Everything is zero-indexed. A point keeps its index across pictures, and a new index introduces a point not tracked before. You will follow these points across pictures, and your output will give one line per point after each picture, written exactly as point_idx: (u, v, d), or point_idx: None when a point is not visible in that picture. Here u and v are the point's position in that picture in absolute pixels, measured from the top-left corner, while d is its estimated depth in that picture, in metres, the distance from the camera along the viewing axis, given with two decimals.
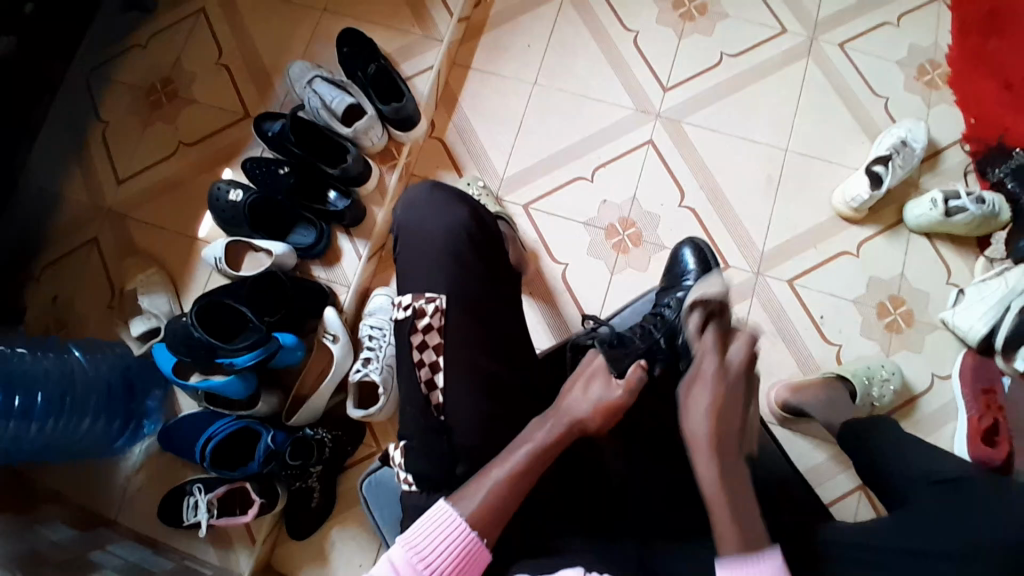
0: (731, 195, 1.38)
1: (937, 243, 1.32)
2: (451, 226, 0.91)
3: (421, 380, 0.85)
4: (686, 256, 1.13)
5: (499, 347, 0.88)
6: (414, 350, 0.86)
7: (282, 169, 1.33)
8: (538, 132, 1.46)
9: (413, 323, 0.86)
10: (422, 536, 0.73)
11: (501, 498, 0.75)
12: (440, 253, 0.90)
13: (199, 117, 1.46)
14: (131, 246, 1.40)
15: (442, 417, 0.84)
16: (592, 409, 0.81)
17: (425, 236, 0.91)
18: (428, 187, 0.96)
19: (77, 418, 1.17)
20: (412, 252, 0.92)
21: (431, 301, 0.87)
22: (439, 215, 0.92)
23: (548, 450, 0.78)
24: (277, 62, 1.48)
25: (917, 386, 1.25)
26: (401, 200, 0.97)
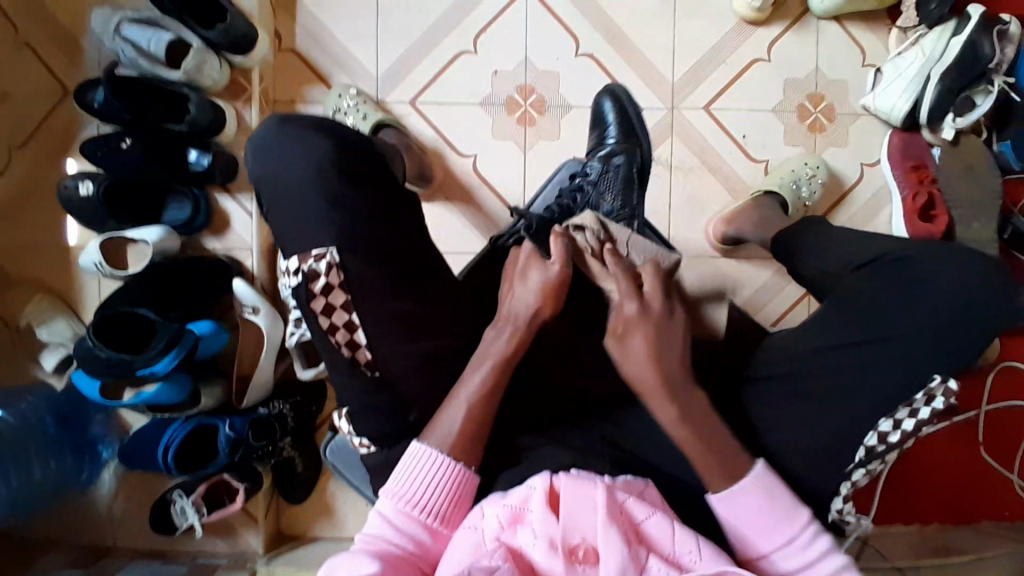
0: (627, 27, 1.24)
1: (847, 23, 1.22)
2: (314, 164, 0.78)
3: (340, 343, 0.78)
4: (606, 109, 1.09)
5: (414, 287, 0.81)
6: (321, 316, 0.78)
7: (123, 143, 1.12)
8: (400, 13, 1.26)
9: (308, 289, 0.77)
10: (407, 484, 0.75)
11: (470, 421, 0.76)
12: (312, 207, 0.77)
13: (14, 111, 1.23)
14: (6, 276, 1.25)
15: (377, 373, 0.79)
16: (537, 298, 0.81)
17: (290, 190, 0.78)
18: (277, 122, 0.81)
19: (26, 468, 1.12)
20: (280, 214, 0.79)
21: (320, 258, 0.77)
22: (296, 160, 0.78)
23: (509, 359, 0.79)
24: (70, 14, 1.22)
25: (848, 178, 1.23)
26: (251, 146, 0.82)
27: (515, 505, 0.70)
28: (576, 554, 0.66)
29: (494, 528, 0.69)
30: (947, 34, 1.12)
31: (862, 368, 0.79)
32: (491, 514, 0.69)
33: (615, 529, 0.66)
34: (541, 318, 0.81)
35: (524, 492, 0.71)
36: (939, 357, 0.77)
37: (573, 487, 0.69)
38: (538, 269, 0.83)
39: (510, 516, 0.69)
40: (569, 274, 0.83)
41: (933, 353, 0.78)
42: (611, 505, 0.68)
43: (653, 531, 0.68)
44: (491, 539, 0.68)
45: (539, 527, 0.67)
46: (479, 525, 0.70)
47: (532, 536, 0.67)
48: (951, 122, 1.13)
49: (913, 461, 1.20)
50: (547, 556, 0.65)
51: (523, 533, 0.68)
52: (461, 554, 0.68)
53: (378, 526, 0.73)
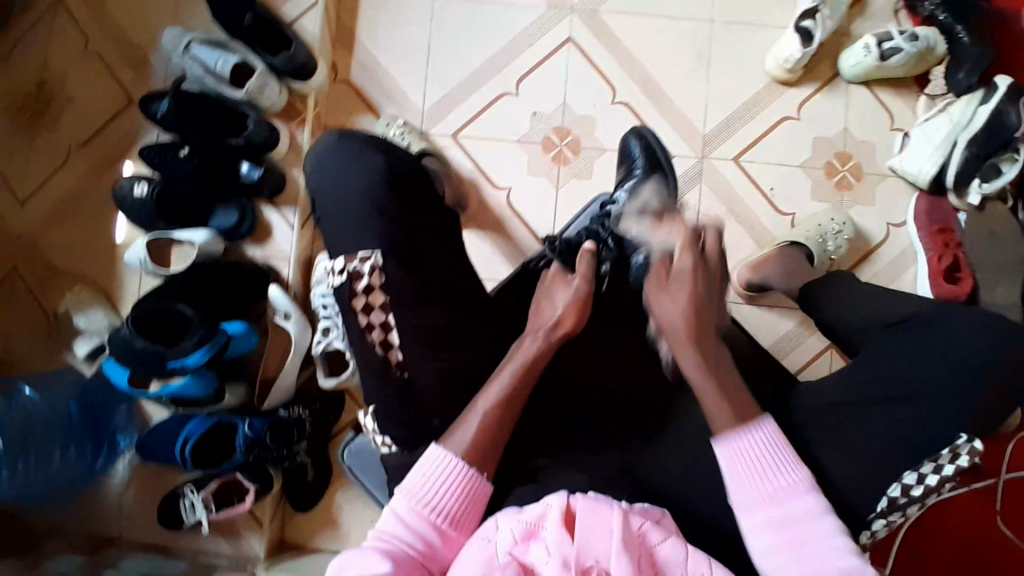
0: (662, 80, 1.31)
1: (876, 90, 1.27)
2: (364, 176, 0.83)
3: (375, 342, 0.81)
4: (632, 147, 1.14)
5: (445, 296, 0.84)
6: (359, 315, 0.81)
7: (180, 151, 1.19)
8: (449, 54, 1.35)
9: (350, 288, 0.80)
10: (422, 484, 0.75)
11: (490, 427, 0.77)
12: (357, 213, 0.82)
13: (85, 113, 1.34)
14: (55, 266, 1.31)
15: (405, 374, 0.81)
16: (563, 307, 0.83)
17: (338, 202, 0.84)
18: (336, 138, 0.87)
19: (45, 454, 1.16)
20: (328, 216, 0.85)
21: (365, 260, 0.80)
22: (347, 174, 0.84)
23: (530, 368, 0.80)
24: (151, 35, 1.34)
25: (874, 236, 1.25)
26: (309, 162, 0.87)
27: (530, 521, 0.68)
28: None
29: (507, 542, 0.67)
30: (974, 102, 1.16)
31: (883, 408, 0.79)
32: (505, 528, 0.67)
33: (629, 554, 0.64)
34: (563, 328, 0.83)
35: (540, 509, 0.68)
36: (961, 404, 0.77)
37: (591, 512, 0.67)
38: (563, 286, 0.85)
39: (524, 532, 0.67)
40: (591, 290, 0.85)
41: (955, 400, 0.78)
42: (627, 532, 0.66)
43: (669, 559, 0.67)
44: (503, 553, 0.66)
45: (554, 545, 0.65)
46: (492, 537, 0.69)
47: (546, 553, 0.65)
48: (977, 187, 1.15)
49: (934, 526, 1.16)
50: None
51: (537, 549, 0.66)
52: (472, 566, 0.67)
53: (390, 525, 0.73)
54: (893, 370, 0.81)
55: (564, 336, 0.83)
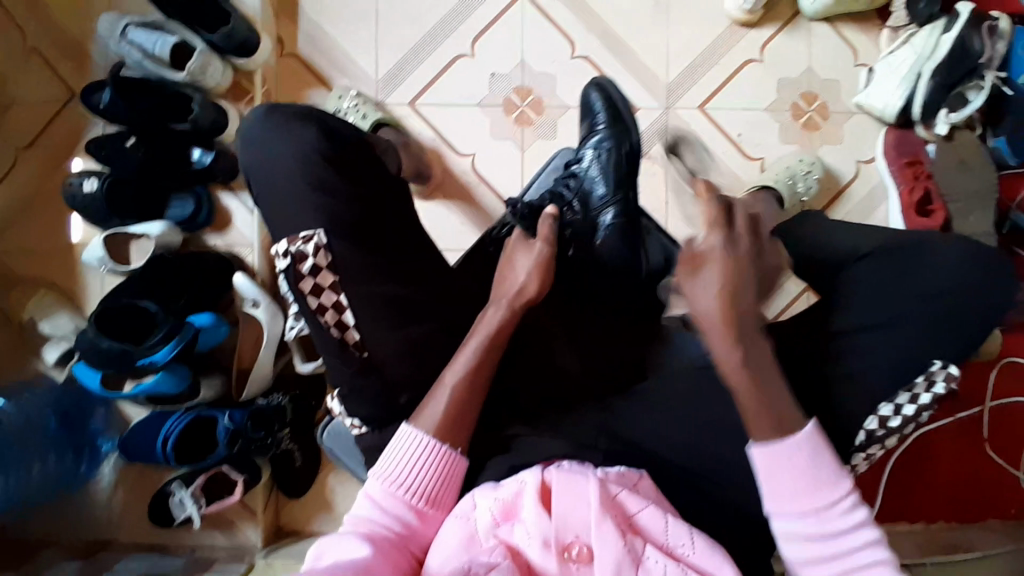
0: (620, 30, 1.27)
1: (838, 25, 1.24)
2: (301, 156, 0.80)
3: (329, 325, 0.80)
4: (593, 99, 1.08)
5: (403, 272, 0.82)
6: (310, 298, 0.79)
7: (127, 141, 1.16)
8: (398, 19, 1.30)
9: (296, 270, 0.78)
10: (396, 465, 0.75)
11: (460, 400, 0.77)
12: (300, 191, 0.79)
13: (23, 110, 1.28)
14: (11, 272, 1.27)
15: (365, 354, 0.80)
16: (527, 274, 0.82)
17: (277, 179, 0.81)
18: (264, 113, 0.83)
19: (24, 464, 1.15)
20: (271, 203, 0.81)
21: (307, 240, 0.78)
22: (282, 149, 0.81)
23: (496, 337, 0.79)
24: (80, 21, 1.27)
25: (844, 174, 1.24)
26: (240, 139, 0.84)
27: (507, 497, 0.68)
28: (569, 552, 0.64)
29: (486, 522, 0.67)
30: (938, 30, 1.13)
31: (853, 349, 0.80)
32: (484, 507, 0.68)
33: (609, 522, 0.64)
34: (528, 293, 0.82)
35: (517, 486, 0.69)
36: (931, 338, 0.77)
37: (567, 483, 0.67)
38: (524, 251, 0.84)
39: (502, 509, 0.67)
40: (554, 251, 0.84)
41: (926, 336, 0.78)
42: (605, 499, 0.66)
43: (645, 523, 0.67)
44: (483, 533, 0.67)
45: (534, 526, 0.65)
46: (471, 515, 0.69)
47: (527, 534, 0.65)
48: (945, 117, 1.15)
49: (916, 456, 1.18)
50: (541, 556, 0.63)
51: (519, 530, 0.66)
52: (452, 545, 0.67)
53: (367, 510, 0.74)
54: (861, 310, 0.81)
55: (531, 302, 0.82)
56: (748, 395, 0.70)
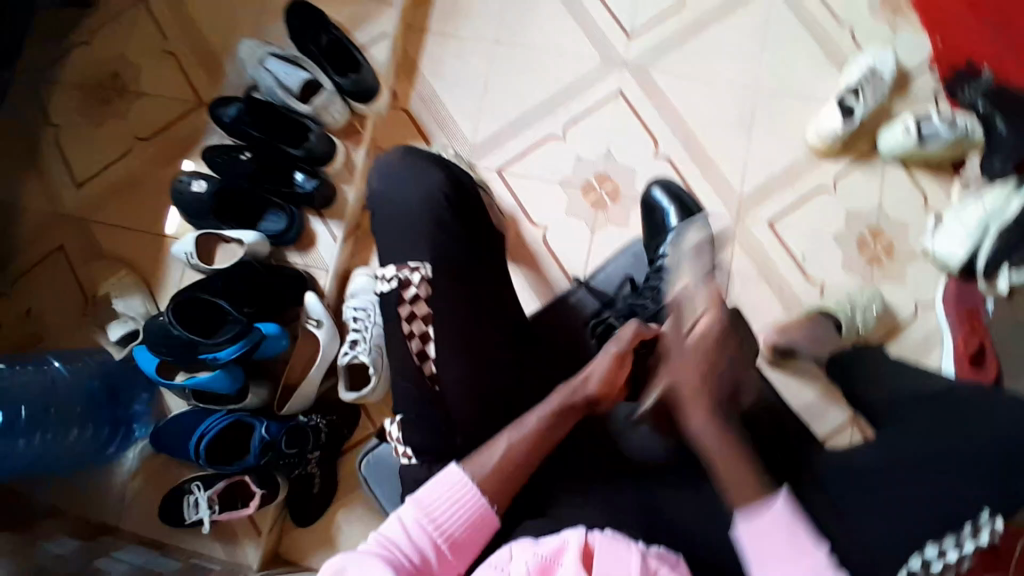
0: (705, 140, 1.36)
1: (912, 170, 1.31)
2: (426, 193, 0.89)
3: (412, 351, 0.83)
4: (658, 196, 1.20)
5: (479, 313, 0.86)
6: (403, 323, 0.83)
7: (242, 154, 1.27)
8: (503, 93, 1.42)
9: (399, 295, 0.84)
10: (432, 498, 0.75)
11: (512, 464, 0.78)
12: (416, 224, 0.87)
13: (153, 109, 1.41)
14: (99, 248, 1.36)
15: (437, 387, 0.83)
16: (607, 362, 0.86)
17: (399, 208, 0.89)
18: (405, 154, 0.93)
19: (64, 430, 1.16)
20: (384, 229, 0.89)
21: (415, 270, 0.85)
22: (413, 184, 0.90)
23: (560, 412, 0.82)
24: (226, 45, 1.43)
25: (902, 312, 1.27)
26: (373, 169, 0.94)
27: (546, 555, 0.67)
28: None
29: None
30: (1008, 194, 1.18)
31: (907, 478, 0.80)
32: (520, 559, 0.66)
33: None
34: (589, 389, 0.85)
35: (559, 544, 0.68)
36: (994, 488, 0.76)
37: (611, 552, 0.66)
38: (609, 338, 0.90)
39: (541, 565, 0.66)
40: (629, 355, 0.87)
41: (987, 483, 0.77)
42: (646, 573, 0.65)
43: None
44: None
45: None
46: (506, 567, 0.67)
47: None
48: (1007, 273, 1.16)
49: None
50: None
51: None
52: None
53: (391, 531, 0.73)
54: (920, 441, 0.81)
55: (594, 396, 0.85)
56: (732, 467, 0.77)
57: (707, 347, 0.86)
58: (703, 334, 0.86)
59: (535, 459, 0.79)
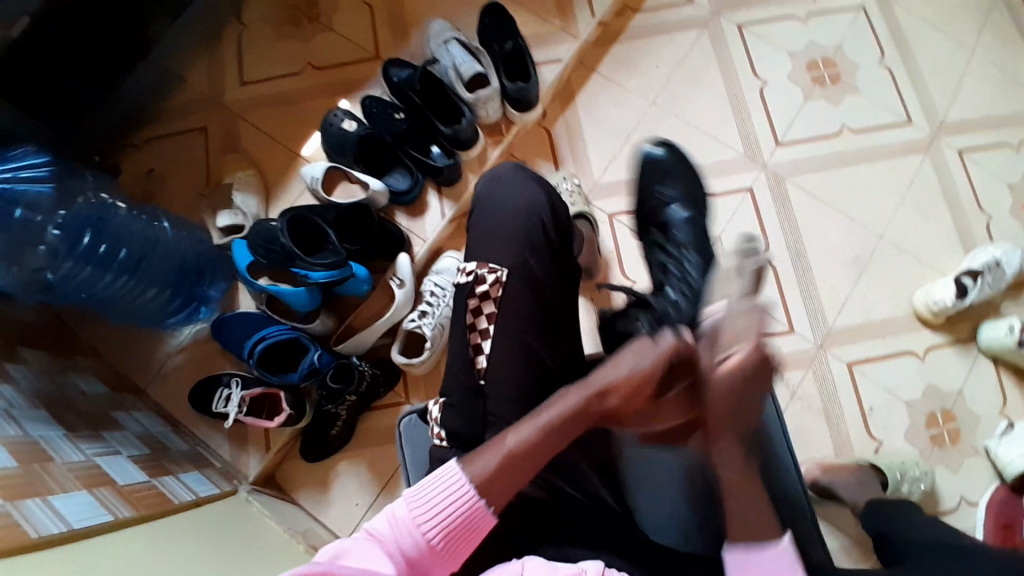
0: (813, 262, 1.38)
1: (1001, 370, 1.30)
2: (530, 207, 0.95)
3: (471, 342, 0.89)
4: (677, 204, 1.24)
5: (554, 329, 0.91)
6: (469, 314, 0.89)
7: (396, 114, 1.38)
8: (642, 148, 1.48)
9: (472, 288, 0.90)
10: (429, 498, 0.76)
11: (515, 463, 0.78)
12: (514, 232, 0.93)
13: (333, 45, 1.53)
14: (237, 143, 1.47)
15: (483, 381, 0.87)
16: (617, 378, 0.80)
17: (501, 215, 0.94)
18: (513, 167, 1.01)
19: (143, 286, 1.25)
20: (486, 226, 0.94)
21: (493, 271, 0.90)
22: (519, 194, 0.96)
23: (564, 422, 0.79)
24: (418, 15, 1.54)
25: (944, 504, 1.24)
26: (485, 174, 1.01)
27: None
28: None
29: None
30: None
31: None
32: None
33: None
34: (607, 404, 0.80)
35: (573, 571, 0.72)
36: None
37: None
38: (629, 358, 0.81)
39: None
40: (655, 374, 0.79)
41: None
42: None
43: None
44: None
45: None
46: None
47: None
48: None
49: None
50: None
51: None
52: None
53: (382, 524, 0.74)
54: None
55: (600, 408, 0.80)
56: (737, 512, 0.77)
57: (743, 375, 0.78)
58: (739, 367, 0.77)
59: (537, 460, 0.79)
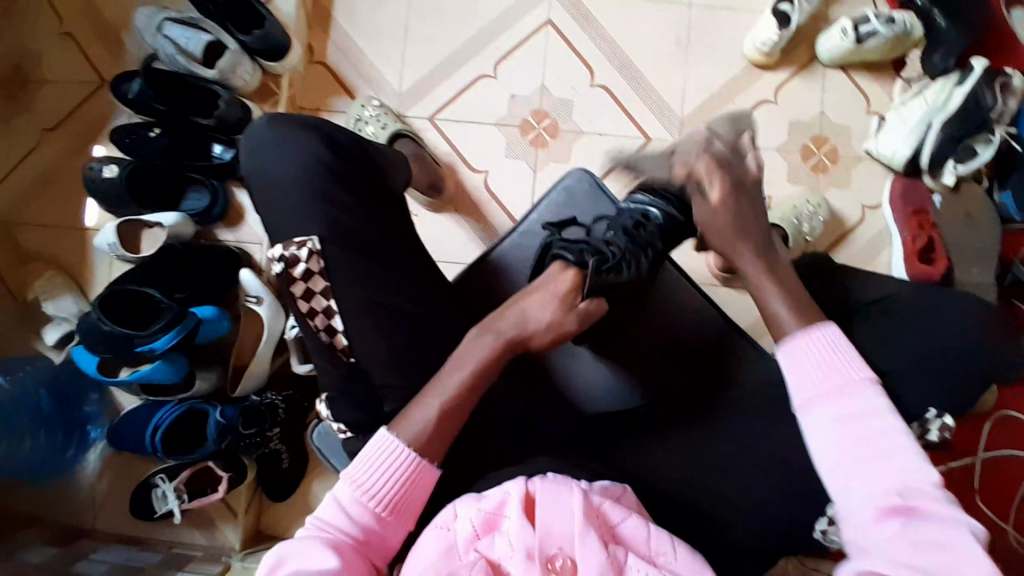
0: (641, 63, 1.31)
1: (852, 72, 1.28)
2: (303, 160, 0.83)
3: (319, 329, 0.80)
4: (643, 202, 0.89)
5: (396, 277, 0.82)
6: (301, 301, 0.80)
7: (152, 132, 1.21)
8: (427, 34, 1.34)
9: (289, 274, 0.79)
10: (367, 471, 0.69)
11: (450, 420, 0.72)
12: (297, 198, 0.82)
13: (55, 95, 1.31)
14: (19, 250, 1.28)
15: (352, 359, 0.80)
16: (545, 321, 0.75)
17: (273, 187, 0.83)
18: (268, 121, 0.86)
19: (13, 439, 1.13)
20: (271, 206, 0.83)
21: (301, 245, 0.80)
22: (282, 155, 0.83)
23: (487, 366, 0.74)
24: (120, 14, 1.32)
25: (850, 219, 1.26)
26: (244, 146, 0.87)
27: (489, 508, 0.65)
28: (553, 564, 0.62)
29: (466, 533, 0.64)
30: (951, 84, 1.17)
31: None
32: (463, 518, 0.65)
33: (595, 537, 0.62)
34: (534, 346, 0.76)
35: (499, 497, 0.66)
36: (937, 390, 0.78)
37: (552, 492, 0.65)
38: (539, 295, 0.76)
39: (484, 522, 0.64)
40: (575, 326, 0.76)
41: (932, 387, 0.78)
42: (588, 508, 0.64)
43: (632, 535, 0.65)
44: (462, 544, 0.64)
45: (516, 537, 0.63)
46: (450, 526, 0.66)
47: (510, 546, 0.63)
48: (952, 168, 1.17)
49: None
50: (523, 570, 0.61)
51: (500, 543, 0.64)
52: (429, 556, 0.64)
53: (329, 513, 0.67)
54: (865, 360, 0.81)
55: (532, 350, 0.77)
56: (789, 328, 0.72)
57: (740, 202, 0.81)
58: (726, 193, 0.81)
59: (470, 404, 0.73)
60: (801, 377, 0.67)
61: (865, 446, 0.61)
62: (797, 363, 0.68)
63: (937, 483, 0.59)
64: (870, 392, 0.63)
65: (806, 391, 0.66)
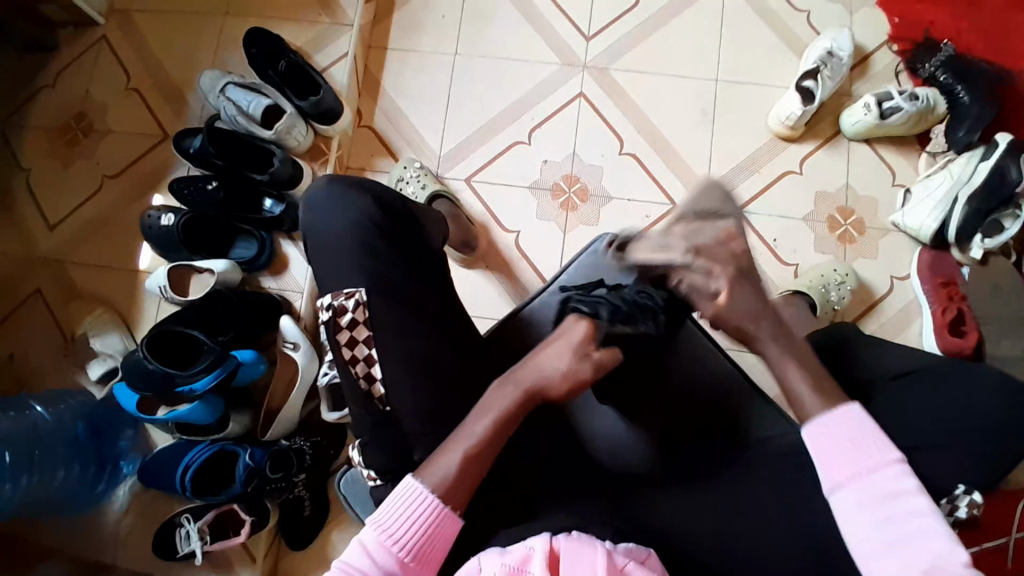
0: (669, 133, 1.37)
1: (877, 147, 1.31)
2: (354, 217, 0.89)
3: (358, 376, 0.83)
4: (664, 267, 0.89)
5: (430, 328, 0.86)
6: (344, 348, 0.84)
7: (209, 184, 1.30)
8: (467, 102, 1.43)
9: (336, 323, 0.84)
10: (393, 517, 0.71)
11: (470, 469, 0.74)
12: (345, 252, 0.87)
13: (119, 147, 1.42)
14: (74, 289, 1.37)
15: (387, 407, 0.83)
16: (560, 372, 0.76)
17: (324, 240, 0.89)
18: (326, 180, 0.92)
19: (49, 470, 1.17)
20: (319, 256, 0.89)
21: (350, 296, 0.85)
22: (335, 211, 0.90)
23: (507, 417, 0.76)
24: (189, 78, 1.44)
25: (878, 289, 1.26)
26: (303, 200, 0.93)
27: (512, 564, 0.65)
28: None
29: None
30: (975, 159, 1.19)
31: None
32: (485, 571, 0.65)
33: None
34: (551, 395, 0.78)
35: (524, 552, 0.66)
36: (968, 463, 0.77)
37: (575, 551, 0.65)
38: (556, 346, 0.78)
39: (508, 574, 0.64)
40: (591, 376, 0.76)
41: (963, 460, 0.77)
42: (612, 571, 0.64)
43: None
44: None
45: None
46: None
47: None
48: (979, 242, 1.18)
49: None
50: None
51: None
52: None
53: (354, 557, 0.70)
54: (893, 429, 0.80)
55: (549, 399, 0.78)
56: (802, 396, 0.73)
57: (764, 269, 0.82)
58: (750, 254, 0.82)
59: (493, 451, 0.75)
60: (829, 461, 0.68)
61: (893, 525, 0.64)
62: (825, 455, 0.69)
63: (967, 563, 0.61)
64: (897, 474, 0.66)
65: (836, 477, 0.68)
